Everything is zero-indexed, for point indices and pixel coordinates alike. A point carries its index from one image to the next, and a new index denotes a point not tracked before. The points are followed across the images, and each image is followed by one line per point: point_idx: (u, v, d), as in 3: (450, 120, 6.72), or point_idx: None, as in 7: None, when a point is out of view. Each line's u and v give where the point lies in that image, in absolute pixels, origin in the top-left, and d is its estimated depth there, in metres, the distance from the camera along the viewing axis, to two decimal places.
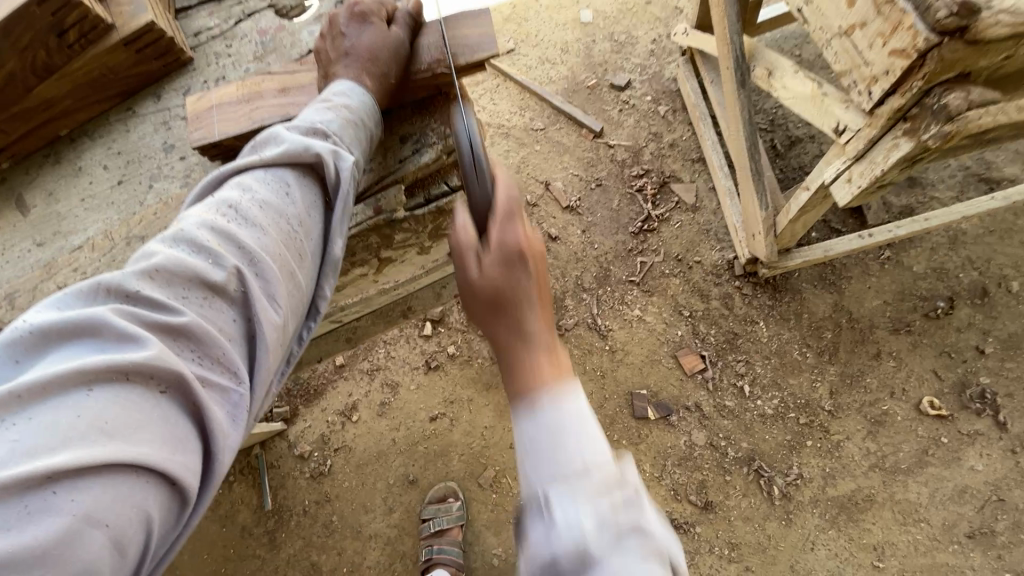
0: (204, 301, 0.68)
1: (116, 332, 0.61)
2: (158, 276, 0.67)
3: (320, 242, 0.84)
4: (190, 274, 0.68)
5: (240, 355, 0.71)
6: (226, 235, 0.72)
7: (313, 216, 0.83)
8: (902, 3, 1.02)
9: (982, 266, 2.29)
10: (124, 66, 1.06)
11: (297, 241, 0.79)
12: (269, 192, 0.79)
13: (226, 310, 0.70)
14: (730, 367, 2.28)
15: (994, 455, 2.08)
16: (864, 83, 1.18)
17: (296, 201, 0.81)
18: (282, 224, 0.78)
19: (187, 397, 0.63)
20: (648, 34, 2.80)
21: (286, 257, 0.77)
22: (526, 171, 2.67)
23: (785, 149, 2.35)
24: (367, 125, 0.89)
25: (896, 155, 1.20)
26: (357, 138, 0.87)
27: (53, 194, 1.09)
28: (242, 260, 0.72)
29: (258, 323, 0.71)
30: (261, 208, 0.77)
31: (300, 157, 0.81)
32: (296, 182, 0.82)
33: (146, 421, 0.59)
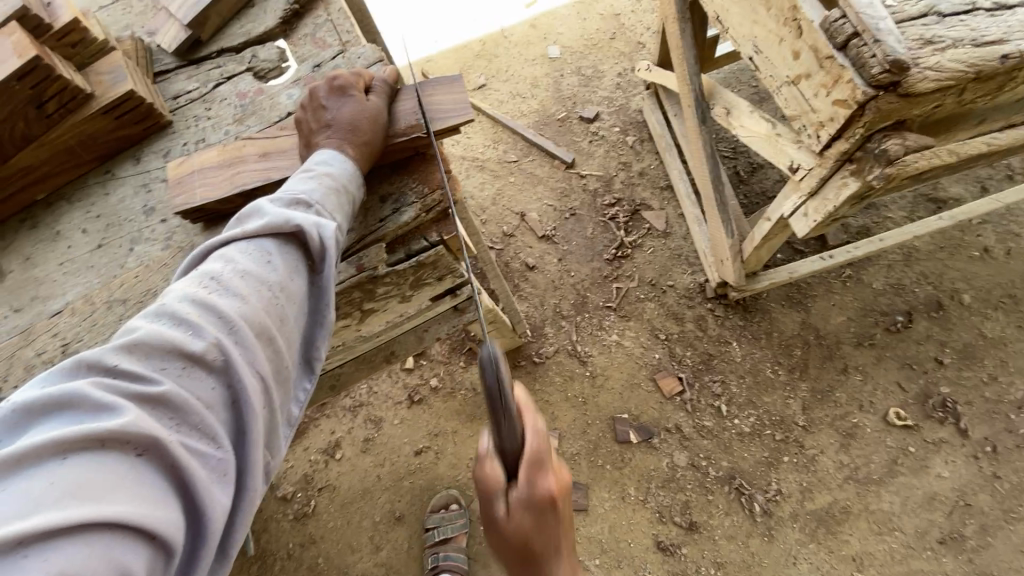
0: (184, 370, 0.70)
1: (94, 402, 0.63)
2: (138, 350, 0.69)
3: (303, 305, 0.88)
4: (170, 346, 0.70)
5: (221, 420, 0.72)
6: (206, 305, 0.75)
7: (294, 280, 0.86)
8: (840, 59, 1.11)
9: (936, 281, 2.42)
10: (103, 132, 1.09)
11: (278, 306, 0.82)
12: (251, 262, 0.82)
13: (206, 378, 0.71)
14: (707, 387, 2.34)
15: (959, 461, 2.18)
16: (812, 127, 1.28)
17: (277, 267, 0.84)
18: (264, 291, 0.81)
19: (165, 457, 0.64)
20: (614, 68, 2.92)
21: (266, 322, 0.79)
22: (501, 203, 2.73)
23: (747, 176, 2.46)
24: (347, 190, 0.93)
25: (845, 192, 1.29)
26: (337, 206, 0.91)
27: (30, 259, 1.09)
28: (222, 328, 0.74)
29: (240, 388, 0.73)
30: (243, 278, 0.80)
31: (281, 227, 0.85)
32: (277, 250, 0.86)
33: (121, 482, 0.59)
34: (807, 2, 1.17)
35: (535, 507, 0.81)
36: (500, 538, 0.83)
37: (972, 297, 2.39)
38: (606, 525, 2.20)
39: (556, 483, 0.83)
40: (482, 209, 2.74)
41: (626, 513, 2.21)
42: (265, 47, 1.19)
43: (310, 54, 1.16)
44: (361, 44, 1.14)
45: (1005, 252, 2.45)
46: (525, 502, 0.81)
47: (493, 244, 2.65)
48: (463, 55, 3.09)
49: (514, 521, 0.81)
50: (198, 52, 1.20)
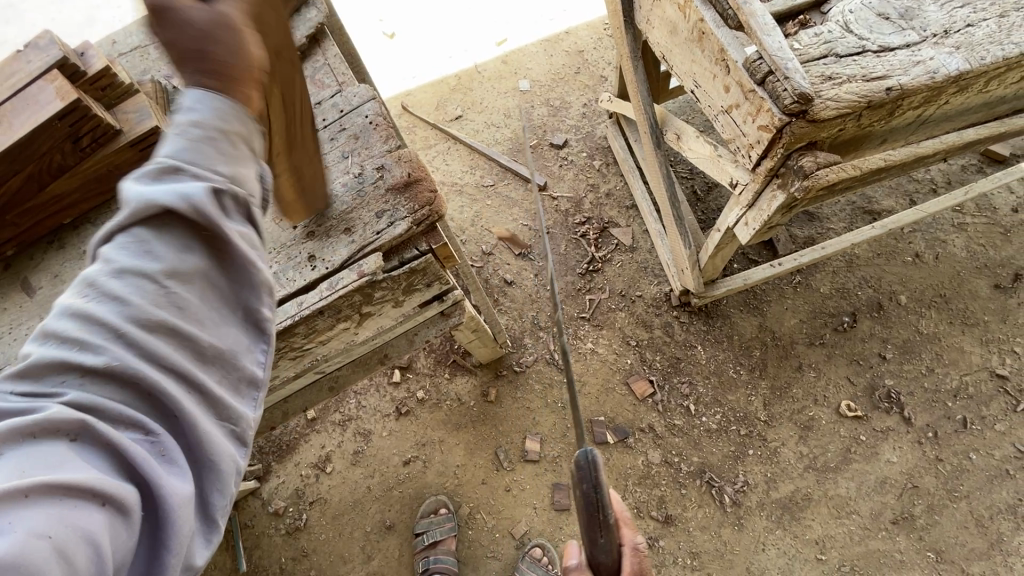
0: (82, 380, 0.63)
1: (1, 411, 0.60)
2: (31, 369, 0.63)
3: (223, 276, 0.75)
4: (60, 362, 0.63)
5: (136, 416, 0.65)
6: (91, 314, 0.66)
7: (195, 257, 0.72)
8: (761, 92, 1.34)
9: (876, 284, 2.68)
10: (128, 163, 1.23)
11: (182, 289, 0.70)
12: (137, 252, 0.70)
13: (101, 387, 0.63)
14: (676, 389, 2.52)
15: (905, 447, 2.39)
16: (745, 148, 1.50)
17: (165, 253, 0.70)
18: (163, 282, 0.69)
19: (86, 443, 0.61)
20: (579, 99, 3.18)
21: (174, 308, 0.69)
22: (479, 224, 2.92)
23: (703, 194, 2.71)
24: (224, 133, 0.78)
25: (775, 203, 1.50)
26: (237, 156, 0.78)
27: (59, 276, 1.21)
28: (112, 334, 0.65)
29: (144, 384, 0.65)
30: (141, 268, 0.69)
31: (154, 206, 0.70)
32: (159, 236, 0.71)
33: (57, 460, 0.58)
34: (732, 46, 1.40)
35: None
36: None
37: (908, 297, 2.65)
38: None
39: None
40: (462, 230, 2.91)
41: None
42: None
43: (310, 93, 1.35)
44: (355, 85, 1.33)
45: (934, 257, 2.73)
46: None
47: (474, 262, 2.82)
48: (440, 89, 3.32)
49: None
50: None
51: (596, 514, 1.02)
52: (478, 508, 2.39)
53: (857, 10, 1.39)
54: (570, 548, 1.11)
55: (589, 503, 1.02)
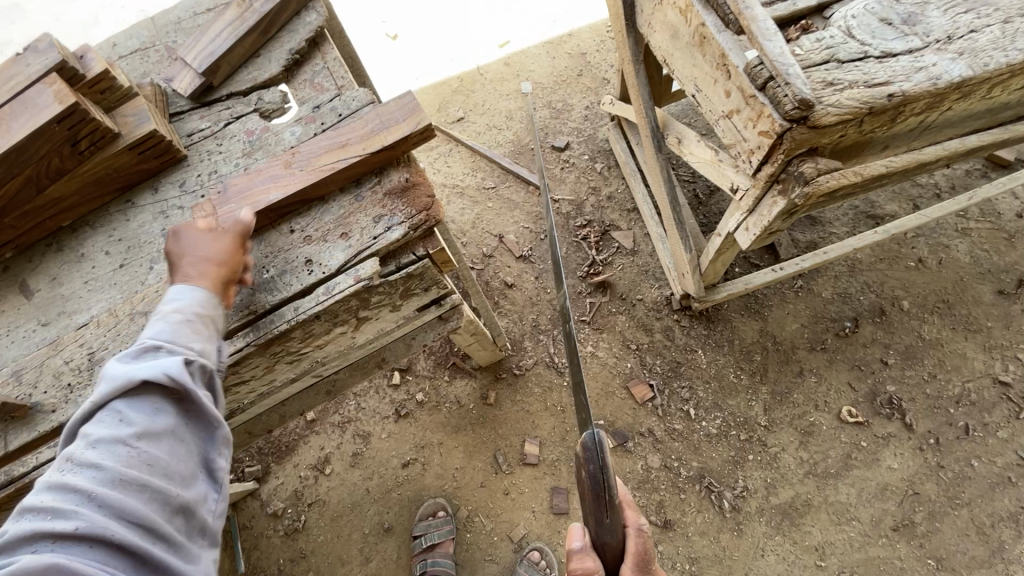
0: (56, 540, 0.77)
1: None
2: (8, 541, 0.76)
3: (184, 436, 0.94)
4: (38, 530, 0.76)
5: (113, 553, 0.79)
6: (68, 483, 0.82)
7: (160, 418, 0.91)
8: (761, 98, 1.34)
9: (879, 289, 2.66)
10: (127, 166, 1.23)
11: (148, 449, 0.88)
12: (108, 426, 0.87)
13: (76, 535, 0.77)
14: (676, 393, 2.51)
15: (906, 453, 2.38)
16: (745, 154, 1.49)
17: (137, 417, 0.89)
18: (128, 445, 0.86)
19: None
20: (582, 102, 3.18)
21: (141, 462, 0.86)
22: (480, 226, 2.92)
23: (705, 198, 2.70)
24: (204, 314, 1.01)
25: (775, 209, 1.50)
26: (194, 332, 0.99)
27: (56, 279, 1.22)
28: (87, 494, 0.81)
29: (116, 522, 0.80)
30: (104, 443, 0.86)
31: (129, 384, 0.89)
32: (132, 404, 0.89)
33: None
34: (733, 51, 1.40)
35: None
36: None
37: (911, 303, 2.63)
38: None
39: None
40: (463, 233, 2.91)
41: None
42: (268, 90, 1.37)
43: (309, 96, 1.34)
44: (354, 88, 1.32)
45: (937, 262, 2.71)
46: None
47: (474, 264, 2.82)
48: (442, 90, 3.32)
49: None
50: (210, 95, 1.37)
51: (603, 494, 1.01)
52: (476, 511, 2.38)
53: (860, 15, 1.39)
54: (572, 531, 1.08)
55: (595, 485, 1.01)
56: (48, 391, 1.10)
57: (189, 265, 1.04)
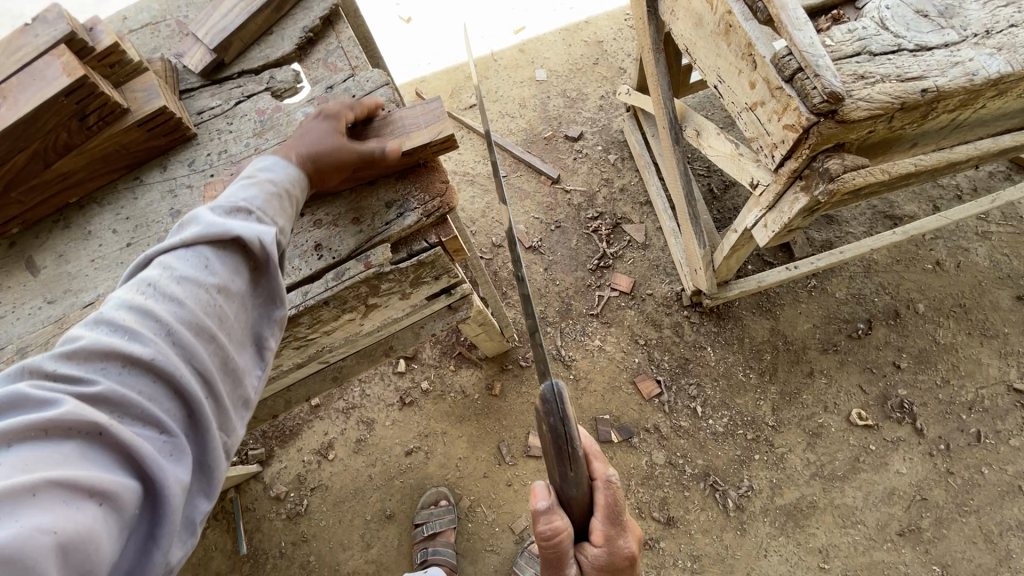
0: (122, 367, 0.76)
1: (34, 399, 0.69)
2: (77, 354, 0.75)
3: (247, 301, 0.94)
4: (109, 348, 0.76)
5: (168, 404, 0.78)
6: (145, 311, 0.81)
7: (237, 280, 0.92)
8: (788, 90, 1.29)
9: (894, 292, 2.61)
10: (136, 143, 1.20)
11: (218, 304, 0.88)
12: (190, 267, 0.88)
13: (144, 372, 0.77)
14: (684, 390, 2.48)
15: (915, 458, 2.34)
16: (768, 148, 1.45)
17: (218, 270, 0.90)
18: (202, 293, 0.87)
19: (108, 438, 0.71)
20: (597, 91, 3.12)
21: (206, 319, 0.86)
22: (490, 215, 2.88)
23: (720, 193, 2.65)
24: (290, 193, 1.03)
25: (797, 206, 1.45)
26: (277, 210, 1.00)
27: (63, 256, 1.20)
28: (161, 330, 0.81)
29: (179, 379, 0.79)
30: (182, 283, 0.86)
31: (216, 234, 0.91)
32: (216, 255, 0.91)
33: (66, 458, 0.67)
34: (760, 40, 1.35)
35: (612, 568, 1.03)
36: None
37: (926, 306, 2.59)
38: None
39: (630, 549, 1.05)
40: (472, 221, 2.88)
41: None
42: (281, 69, 1.33)
43: (322, 76, 1.31)
44: (369, 69, 1.29)
45: (956, 265, 2.66)
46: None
47: (483, 254, 2.79)
48: (455, 76, 3.27)
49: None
50: (221, 73, 1.34)
51: (565, 447, 0.98)
52: (478, 501, 2.38)
53: (894, 6, 1.33)
54: (537, 490, 1.02)
55: (557, 438, 0.98)
56: None
57: (294, 147, 1.08)
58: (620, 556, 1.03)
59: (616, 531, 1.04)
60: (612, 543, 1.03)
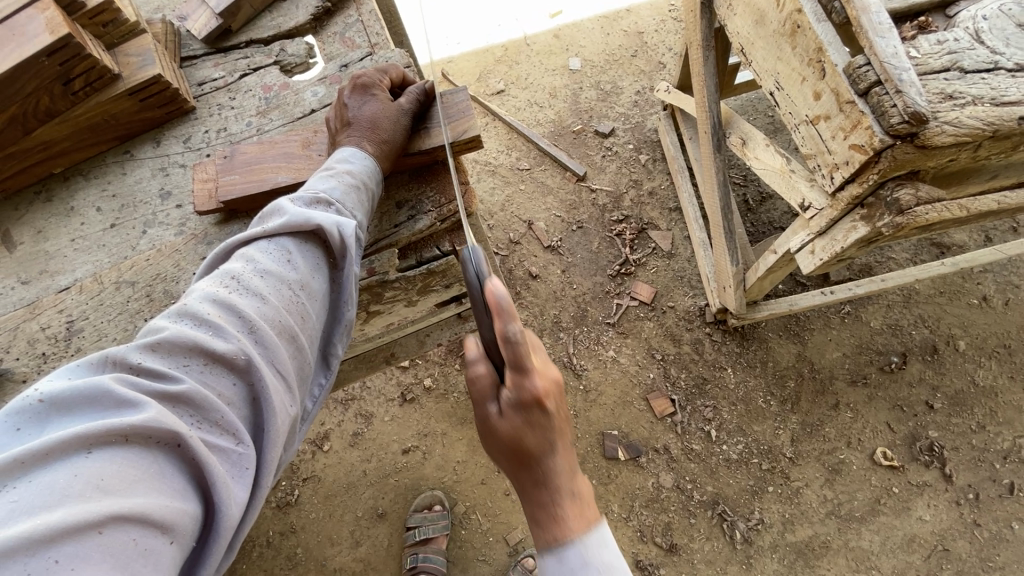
0: (204, 366, 0.68)
1: (116, 397, 0.61)
2: (160, 348, 0.67)
3: (323, 304, 0.87)
4: (192, 345, 0.68)
5: (242, 416, 0.70)
6: (227, 306, 0.74)
7: (315, 279, 0.85)
8: (861, 104, 1.12)
9: (933, 325, 2.44)
10: (127, 113, 1.09)
11: (300, 304, 0.81)
12: (272, 261, 0.81)
13: (226, 375, 0.69)
14: (699, 411, 2.35)
15: (941, 506, 2.18)
16: (827, 168, 1.30)
17: (299, 266, 0.83)
18: (285, 289, 0.80)
19: (185, 452, 0.62)
20: (632, 86, 2.94)
21: (288, 320, 0.78)
22: (510, 210, 2.74)
23: (756, 205, 2.48)
24: (367, 186, 0.93)
25: (853, 236, 1.30)
26: (357, 202, 0.91)
27: (42, 232, 1.09)
28: (243, 330, 0.73)
29: (260, 387, 0.71)
30: (263, 278, 0.79)
31: (301, 227, 0.84)
32: (297, 249, 0.85)
33: (142, 476, 0.58)
34: (834, 45, 1.18)
35: (521, 407, 0.82)
36: (494, 440, 0.86)
37: (967, 343, 2.41)
38: None
39: (544, 385, 0.82)
40: (490, 214, 2.74)
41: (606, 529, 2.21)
42: (293, 41, 1.21)
43: (338, 53, 1.18)
44: (390, 48, 1.15)
45: (1004, 302, 2.47)
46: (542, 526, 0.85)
47: (498, 250, 2.66)
48: (484, 59, 3.11)
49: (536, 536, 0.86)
50: (227, 41, 1.21)
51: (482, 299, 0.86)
52: (473, 508, 2.28)
53: (994, 16, 1.16)
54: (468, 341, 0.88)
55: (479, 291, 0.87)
56: (19, 359, 0.98)
57: (350, 132, 0.97)
58: (529, 394, 0.82)
59: (520, 371, 0.81)
60: (517, 380, 0.81)
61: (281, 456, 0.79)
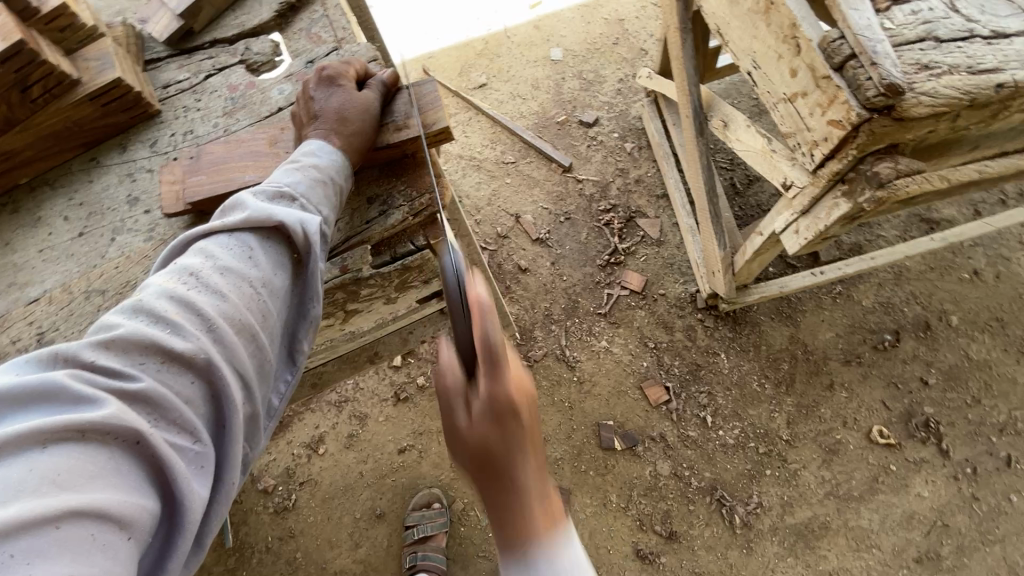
0: (160, 365, 0.67)
1: (72, 394, 0.60)
2: (114, 345, 0.65)
3: (286, 300, 0.85)
4: (148, 343, 0.67)
5: (202, 415, 0.69)
6: (184, 302, 0.72)
7: (278, 276, 0.83)
8: (837, 79, 1.11)
9: (925, 301, 2.43)
10: (89, 119, 1.07)
11: (261, 301, 0.79)
12: (232, 256, 0.80)
13: (183, 374, 0.68)
14: (694, 398, 2.34)
15: (938, 481, 2.18)
16: (807, 145, 1.28)
17: (260, 263, 0.81)
18: (245, 286, 0.78)
19: (144, 449, 0.61)
20: (615, 74, 2.92)
21: (248, 318, 0.76)
22: (497, 204, 2.73)
23: (743, 188, 2.47)
24: (334, 181, 0.91)
25: (836, 213, 1.29)
26: (323, 197, 0.89)
27: (9, 244, 1.07)
28: (202, 328, 0.71)
29: (221, 385, 0.70)
30: (223, 273, 0.77)
31: (263, 223, 0.82)
32: (259, 245, 0.83)
33: (100, 471, 0.58)
34: (807, 21, 1.16)
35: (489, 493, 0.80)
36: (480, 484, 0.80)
37: (960, 318, 2.40)
38: (586, 531, 2.19)
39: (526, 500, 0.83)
40: (477, 210, 2.72)
41: (606, 519, 2.20)
42: (258, 39, 1.19)
43: (303, 49, 1.15)
44: (356, 41, 1.13)
45: (995, 275, 2.47)
46: (486, 404, 0.76)
47: (487, 245, 2.64)
48: (465, 53, 3.08)
49: (476, 427, 0.77)
50: (190, 42, 1.19)
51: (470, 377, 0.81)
52: (472, 505, 2.27)
53: None
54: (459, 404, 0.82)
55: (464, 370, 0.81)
56: None
57: (317, 124, 0.95)
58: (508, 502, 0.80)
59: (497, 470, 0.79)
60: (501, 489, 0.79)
61: (247, 454, 0.78)
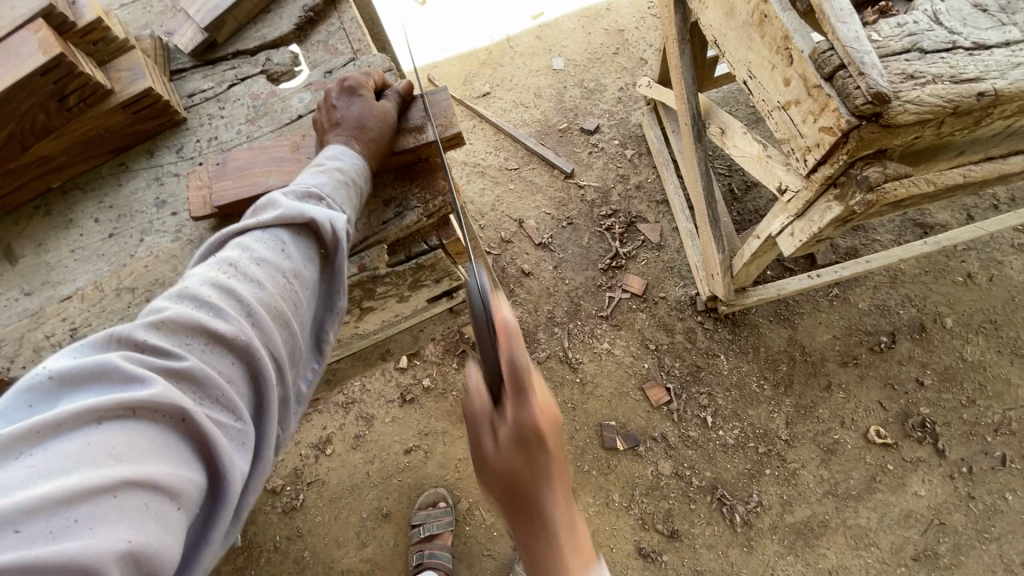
0: (204, 346, 0.72)
1: (125, 372, 0.65)
2: (163, 327, 0.71)
3: (314, 292, 0.90)
4: (194, 325, 0.72)
5: (241, 395, 0.74)
6: (226, 290, 0.77)
7: (308, 268, 0.89)
8: (827, 88, 1.17)
9: (920, 304, 2.49)
10: (119, 126, 1.13)
11: (292, 291, 0.85)
12: (266, 249, 0.85)
13: (225, 355, 0.73)
14: (694, 399, 2.39)
15: (935, 480, 2.22)
16: (800, 151, 1.34)
17: (292, 256, 0.87)
18: (278, 277, 0.84)
19: (190, 426, 0.66)
20: (615, 83, 2.99)
21: (281, 305, 0.82)
22: (500, 209, 2.79)
23: (741, 194, 2.53)
24: (356, 183, 0.97)
25: (828, 216, 1.34)
26: (346, 197, 0.95)
27: (42, 245, 1.13)
28: (241, 313, 0.77)
29: (258, 366, 0.75)
30: (258, 264, 0.83)
31: (294, 218, 0.88)
32: (291, 239, 0.88)
33: (151, 445, 0.62)
34: (798, 33, 1.22)
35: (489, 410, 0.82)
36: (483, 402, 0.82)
37: (954, 320, 2.46)
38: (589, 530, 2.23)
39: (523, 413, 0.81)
40: (481, 215, 2.79)
41: (609, 518, 2.24)
42: (278, 51, 1.25)
43: (321, 60, 1.22)
44: (372, 53, 1.20)
45: (988, 278, 2.52)
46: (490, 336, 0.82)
47: (491, 249, 2.70)
48: (469, 62, 3.16)
49: (502, 454, 0.75)
50: (214, 53, 1.26)
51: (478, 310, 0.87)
52: (477, 504, 2.31)
53: None
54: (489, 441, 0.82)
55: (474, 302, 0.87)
56: (25, 367, 1.01)
57: (339, 130, 1.01)
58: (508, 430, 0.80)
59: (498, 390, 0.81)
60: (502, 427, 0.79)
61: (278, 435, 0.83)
